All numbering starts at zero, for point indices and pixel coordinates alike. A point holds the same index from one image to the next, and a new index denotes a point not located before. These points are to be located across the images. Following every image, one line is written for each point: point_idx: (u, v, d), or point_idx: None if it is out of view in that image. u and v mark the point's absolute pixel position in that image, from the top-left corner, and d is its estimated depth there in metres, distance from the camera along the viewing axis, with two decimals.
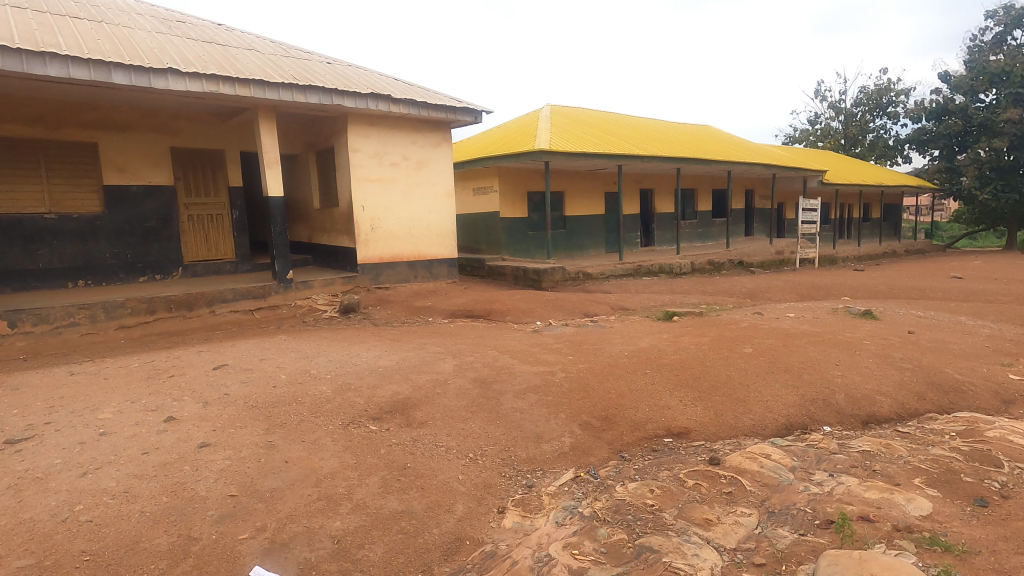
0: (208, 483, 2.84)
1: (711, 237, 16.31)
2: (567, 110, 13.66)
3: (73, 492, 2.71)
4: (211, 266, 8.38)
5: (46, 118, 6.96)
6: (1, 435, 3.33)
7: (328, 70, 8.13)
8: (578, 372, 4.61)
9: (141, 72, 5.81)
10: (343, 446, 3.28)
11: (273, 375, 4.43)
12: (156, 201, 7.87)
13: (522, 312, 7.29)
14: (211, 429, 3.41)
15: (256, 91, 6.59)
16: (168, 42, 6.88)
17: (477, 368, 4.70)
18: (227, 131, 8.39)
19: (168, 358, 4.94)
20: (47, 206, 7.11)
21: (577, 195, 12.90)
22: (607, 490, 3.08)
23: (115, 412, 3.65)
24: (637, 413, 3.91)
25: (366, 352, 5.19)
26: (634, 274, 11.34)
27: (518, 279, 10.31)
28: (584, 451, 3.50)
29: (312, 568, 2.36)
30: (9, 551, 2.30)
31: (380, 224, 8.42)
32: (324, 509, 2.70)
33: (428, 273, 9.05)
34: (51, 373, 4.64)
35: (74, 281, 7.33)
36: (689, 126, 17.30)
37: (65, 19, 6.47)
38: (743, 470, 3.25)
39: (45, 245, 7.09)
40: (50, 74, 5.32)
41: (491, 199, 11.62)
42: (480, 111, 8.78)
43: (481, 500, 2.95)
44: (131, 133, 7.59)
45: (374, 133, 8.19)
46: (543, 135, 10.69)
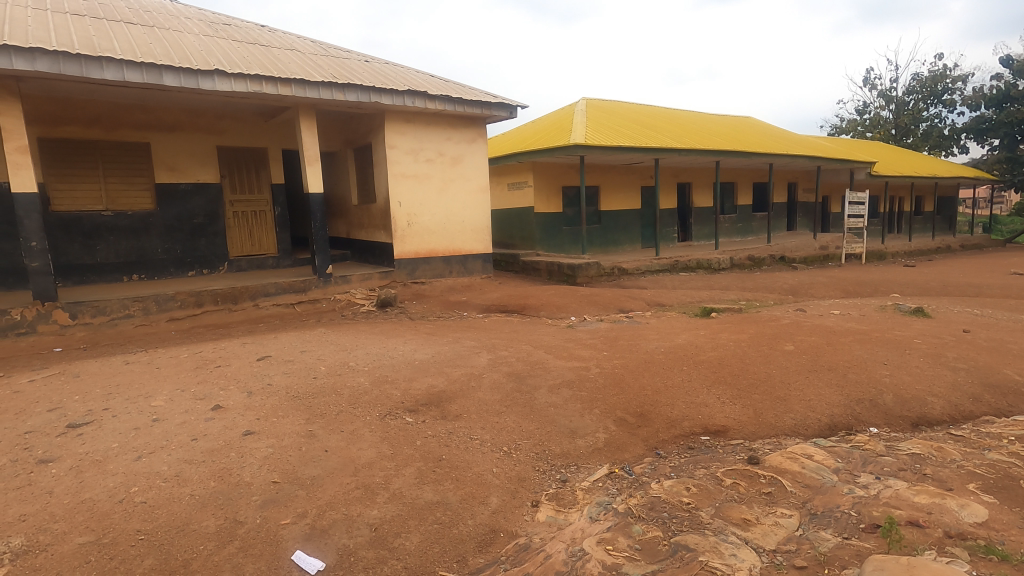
0: (252, 469, 2.94)
1: (752, 232, 15.89)
2: (603, 103, 13.50)
3: (128, 475, 2.86)
4: (254, 260, 8.65)
5: (103, 120, 7.33)
6: (64, 419, 3.53)
7: (366, 68, 8.25)
8: (613, 368, 4.57)
9: (190, 73, 6.03)
10: (380, 437, 3.35)
11: (313, 367, 4.55)
12: (204, 198, 8.18)
13: (557, 308, 7.27)
14: (255, 418, 3.53)
15: (298, 90, 6.75)
16: (215, 45, 7.13)
17: (512, 363, 4.71)
18: (269, 129, 8.63)
19: (215, 350, 5.13)
20: (104, 203, 7.49)
21: (613, 189, 12.75)
22: (642, 487, 3.06)
23: (166, 400, 3.83)
24: (673, 410, 3.86)
25: (402, 346, 5.28)
26: (670, 269, 11.16)
27: (553, 274, 10.29)
28: (618, 447, 3.47)
29: (351, 554, 2.42)
30: (72, 528, 2.44)
31: (416, 219, 8.52)
32: (362, 498, 2.77)
33: (464, 268, 9.12)
34: (108, 362, 4.90)
35: (128, 275, 7.70)
36: (729, 118, 16.85)
37: (119, 25, 6.78)
38: (784, 470, 3.17)
39: (102, 240, 7.47)
40: (106, 77, 5.59)
41: (526, 194, 11.61)
42: (515, 106, 8.76)
43: (515, 493, 2.97)
44: (180, 133, 7.90)
45: (410, 130, 8.29)
46: (578, 129, 10.59)
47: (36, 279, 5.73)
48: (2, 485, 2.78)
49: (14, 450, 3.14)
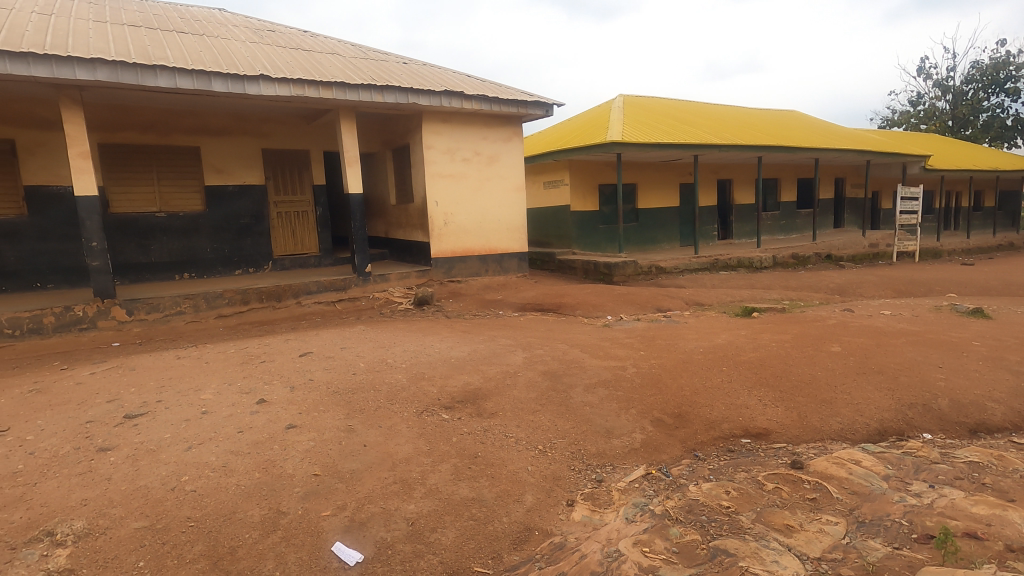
0: (294, 461, 3.03)
1: (796, 229, 15.40)
2: (640, 100, 13.29)
3: (179, 464, 2.99)
4: (297, 259, 8.91)
5: (157, 126, 7.68)
6: (121, 410, 3.73)
7: (403, 70, 8.38)
8: (650, 368, 4.50)
9: (236, 79, 6.26)
10: (417, 433, 3.40)
11: (352, 363, 4.66)
12: (250, 199, 8.48)
13: (593, 307, 7.21)
14: (297, 412, 3.63)
15: (338, 93, 6.90)
16: (260, 51, 7.37)
17: (547, 361, 4.71)
18: (311, 131, 8.87)
19: (260, 345, 5.32)
20: (158, 205, 7.86)
21: (651, 187, 12.55)
22: (679, 489, 3.01)
23: (215, 393, 3.98)
24: (712, 411, 3.78)
25: (438, 343, 5.34)
26: (710, 268, 10.92)
27: (588, 273, 10.21)
28: (655, 448, 3.42)
29: (388, 547, 2.47)
30: (128, 513, 2.58)
31: (452, 219, 8.59)
32: (400, 493, 2.82)
33: (500, 267, 9.16)
34: (161, 356, 5.13)
35: (180, 273, 8.05)
36: (772, 112, 16.34)
37: (172, 35, 7.10)
38: (830, 476, 3.05)
39: (156, 240, 7.83)
40: (159, 85, 5.85)
41: (562, 193, 11.57)
42: (551, 103, 8.73)
43: (550, 492, 2.96)
44: (228, 137, 8.20)
45: (447, 130, 8.37)
46: (615, 126, 10.45)
47: (97, 277, 6.05)
48: (67, 471, 2.95)
49: (77, 437, 3.34)
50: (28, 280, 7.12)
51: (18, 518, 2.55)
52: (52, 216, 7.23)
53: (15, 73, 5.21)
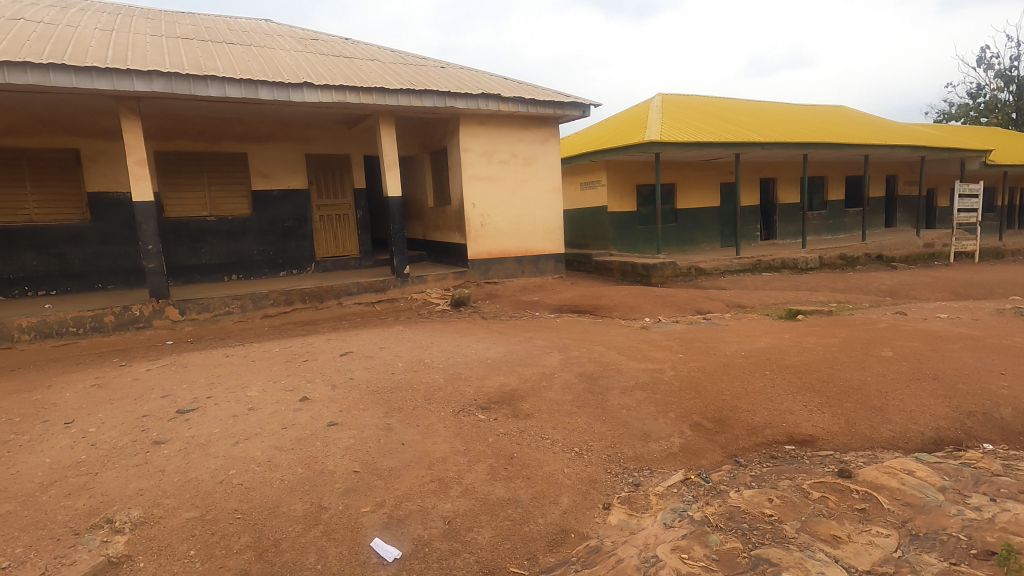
0: (335, 458, 3.11)
1: (844, 229, 14.83)
2: (679, 98, 13.06)
3: (227, 458, 3.11)
4: (339, 261, 9.14)
5: (207, 133, 8.02)
6: (174, 405, 3.91)
7: (441, 74, 8.49)
8: (689, 371, 4.41)
9: (281, 87, 6.47)
10: (453, 433, 3.44)
11: (391, 363, 4.74)
12: (293, 203, 8.75)
13: (630, 309, 7.12)
14: (338, 410, 3.73)
15: (378, 98, 7.04)
16: (304, 59, 7.60)
17: (583, 363, 4.69)
18: (352, 136, 9.09)
19: (303, 345, 5.48)
20: (208, 209, 8.21)
21: (690, 186, 12.31)
22: (720, 496, 2.94)
23: (260, 390, 4.13)
24: (754, 416, 3.68)
25: (475, 344, 5.38)
26: (752, 269, 10.63)
27: (626, 275, 10.09)
28: (694, 453, 3.35)
29: (425, 545, 2.50)
30: (180, 504, 2.70)
31: (489, 220, 8.65)
32: (436, 491, 2.85)
33: (536, 268, 9.16)
34: (211, 354, 5.35)
35: (229, 275, 8.38)
36: (818, 108, 15.77)
37: (221, 46, 7.41)
38: (880, 486, 2.92)
39: (206, 243, 8.18)
40: (210, 94, 6.11)
41: (599, 193, 11.48)
42: (588, 104, 8.69)
43: (586, 494, 2.94)
44: (273, 143, 8.49)
45: (484, 133, 8.44)
46: (653, 125, 10.30)
47: (152, 279, 6.36)
48: (125, 462, 3.11)
49: (134, 430, 3.52)
50: (90, 281, 7.55)
51: (81, 505, 2.71)
52: (112, 221, 7.65)
53: (79, 86, 5.53)
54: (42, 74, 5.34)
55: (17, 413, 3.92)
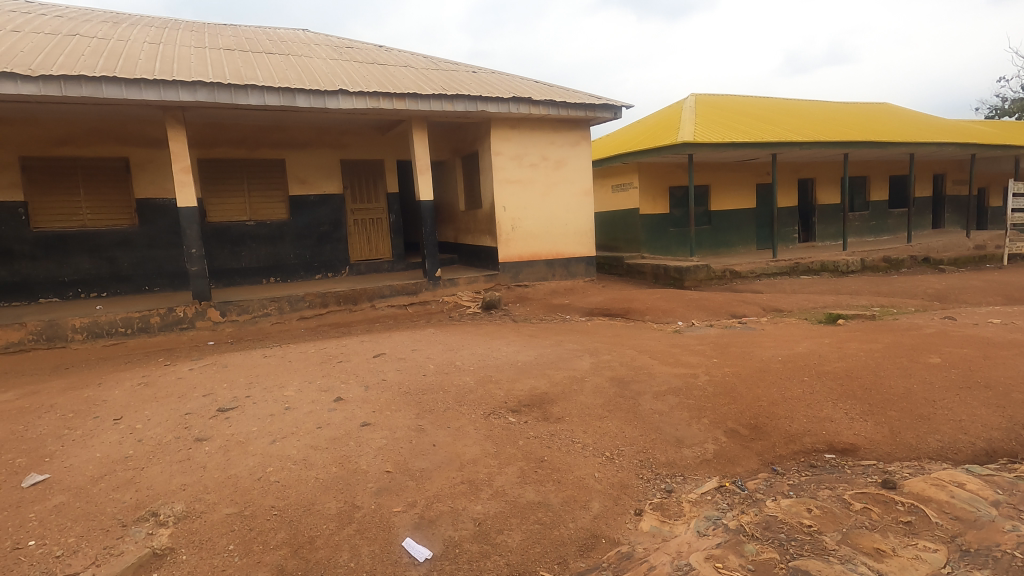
0: (368, 458, 3.16)
1: (888, 231, 14.30)
2: (714, 98, 12.84)
3: (264, 456, 3.19)
4: (372, 264, 9.30)
5: (248, 141, 8.28)
6: (215, 404, 4.04)
7: (473, 78, 8.57)
8: (723, 376, 4.32)
9: (318, 94, 6.63)
10: (484, 435, 3.46)
11: (423, 365, 4.80)
12: (329, 207, 8.95)
13: (662, 313, 7.03)
14: (371, 411, 3.79)
15: (411, 103, 7.15)
16: (339, 67, 7.78)
17: (615, 367, 4.64)
18: (386, 141, 9.25)
19: (338, 346, 5.59)
20: (248, 214, 8.47)
21: (725, 188, 12.07)
22: (756, 504, 2.86)
23: (297, 390, 4.23)
24: (792, 423, 3.57)
25: (506, 347, 5.39)
26: (789, 272, 10.36)
27: (658, 278, 9.95)
28: (729, 460, 3.28)
29: (456, 546, 2.52)
30: (220, 500, 2.79)
31: (520, 224, 8.67)
32: (467, 493, 2.87)
33: (567, 271, 9.12)
34: (250, 354, 5.52)
35: (267, 278, 8.62)
36: (859, 105, 15.27)
37: (261, 56, 7.65)
38: (928, 498, 2.80)
39: (246, 247, 8.44)
40: (250, 102, 6.31)
41: (631, 196, 11.37)
42: (620, 106, 8.63)
43: (618, 500, 2.91)
44: (310, 149, 8.71)
45: (515, 137, 8.47)
46: (686, 126, 10.15)
47: (195, 281, 6.60)
48: (169, 458, 3.23)
49: (178, 427, 3.65)
50: (138, 284, 7.88)
51: (128, 498, 2.82)
52: (159, 226, 7.96)
53: (129, 97, 5.79)
54: (95, 86, 5.62)
55: (71, 409, 4.12)
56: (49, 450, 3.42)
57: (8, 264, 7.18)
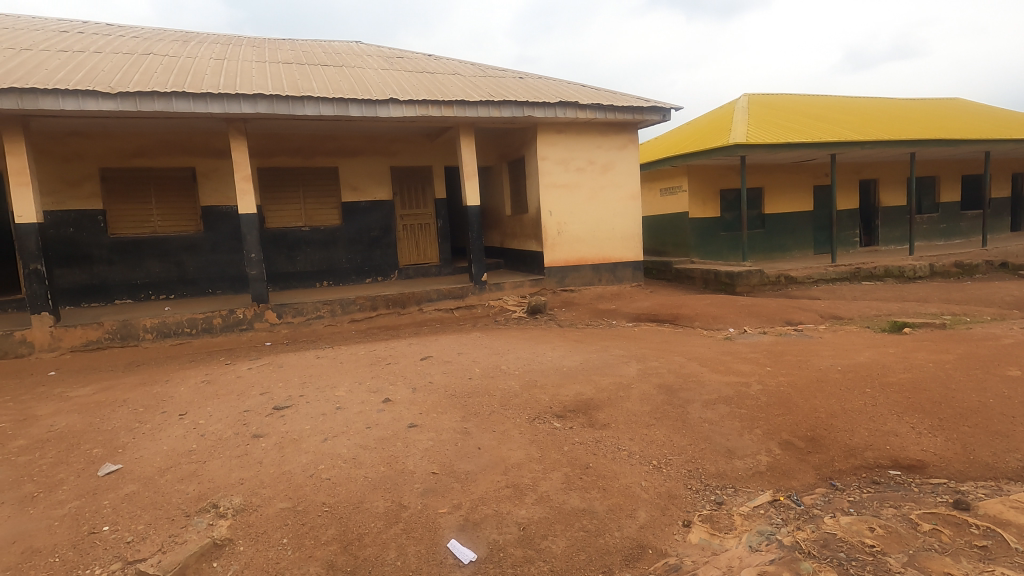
0: (415, 459, 3.22)
1: (959, 234, 13.43)
2: (768, 98, 12.42)
3: (317, 454, 3.31)
4: (420, 269, 9.47)
5: (303, 150, 8.62)
6: (271, 402, 4.21)
7: (520, 84, 8.62)
8: (777, 385, 4.16)
9: (369, 104, 6.83)
10: (529, 440, 3.45)
11: (468, 368, 4.85)
12: (379, 213, 9.19)
13: (713, 319, 6.84)
14: (418, 412, 3.86)
15: (459, 110, 7.25)
16: (390, 76, 8.00)
17: (662, 374, 4.55)
18: (434, 148, 9.43)
19: (386, 349, 5.73)
20: (303, 220, 8.81)
21: (780, 191, 11.64)
22: (813, 521, 2.74)
23: (347, 391, 4.36)
24: (852, 437, 3.40)
25: (551, 352, 5.38)
26: (850, 278, 9.86)
27: (708, 283, 9.68)
28: (784, 473, 3.14)
29: (500, 550, 2.52)
30: (275, 494, 2.90)
31: (566, 228, 8.64)
32: (511, 497, 2.87)
33: (614, 276, 9.01)
34: (304, 355, 5.73)
35: (321, 281, 8.93)
36: (927, 101, 14.42)
37: (316, 68, 7.96)
38: (1006, 522, 2.60)
39: (302, 252, 8.77)
40: (306, 113, 6.56)
41: (680, 199, 11.14)
42: (669, 108, 8.48)
43: (665, 510, 2.84)
44: (361, 157, 8.98)
45: (562, 141, 8.46)
46: (739, 127, 9.85)
47: (254, 285, 6.91)
48: (228, 453, 3.39)
49: (237, 424, 3.83)
50: (202, 287, 8.32)
51: (192, 490, 2.98)
52: (222, 232, 8.39)
53: (196, 110, 6.14)
54: (166, 101, 5.99)
55: (141, 404, 4.39)
56: (121, 441, 3.66)
57: (88, 268, 7.73)
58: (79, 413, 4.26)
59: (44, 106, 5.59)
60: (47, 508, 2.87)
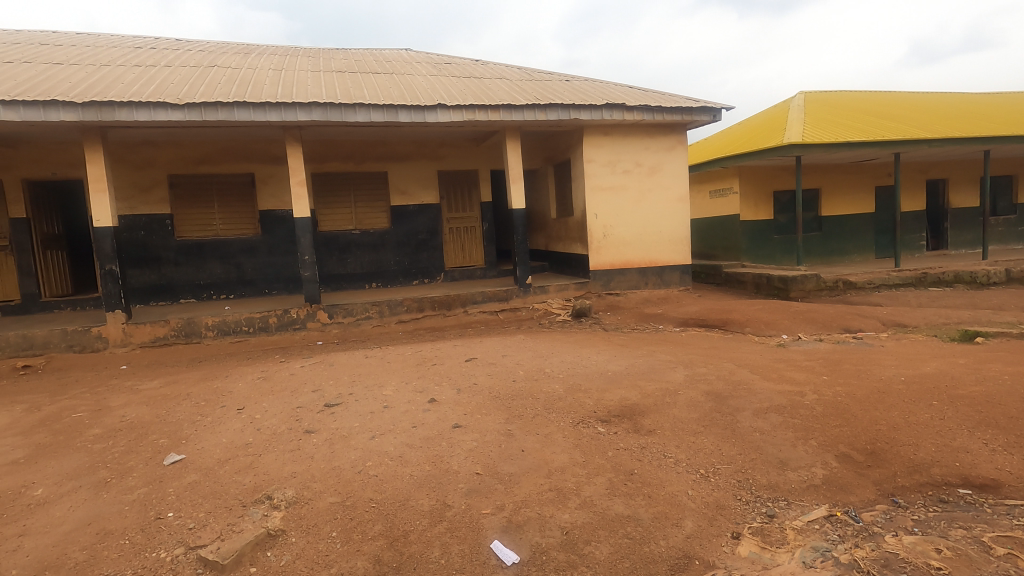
0: (459, 458, 3.26)
1: None
2: (825, 95, 11.91)
3: (365, 450, 3.40)
4: (465, 271, 9.58)
5: (354, 155, 8.88)
6: (322, 399, 4.35)
7: (566, 87, 8.61)
8: (834, 395, 3.98)
9: (418, 109, 6.98)
10: (573, 444, 3.43)
11: (512, 370, 4.87)
12: (426, 217, 9.36)
13: (765, 325, 6.61)
14: (462, 413, 3.91)
15: (505, 114, 7.30)
16: (438, 82, 8.15)
17: (710, 380, 4.43)
18: (480, 152, 9.53)
19: (432, 350, 5.82)
20: (354, 223, 9.08)
21: (838, 192, 11.14)
22: (873, 539, 2.60)
23: (394, 390, 4.46)
24: (917, 451, 3.22)
25: (596, 356, 5.33)
26: (915, 284, 9.33)
27: (760, 288, 9.34)
28: (841, 487, 3.00)
29: (543, 553, 2.52)
30: (325, 489, 3.00)
31: (612, 231, 8.54)
32: (555, 500, 2.87)
33: (661, 280, 8.85)
34: (353, 355, 5.89)
35: (370, 283, 9.18)
36: (1003, 95, 13.48)
37: (368, 76, 8.20)
38: None
39: (352, 254, 9.04)
40: (358, 119, 6.76)
41: (731, 201, 10.83)
42: (720, 108, 8.26)
43: (713, 521, 2.77)
44: (410, 161, 9.18)
45: (608, 143, 8.39)
46: (794, 127, 9.49)
47: (307, 286, 7.17)
48: (282, 447, 3.53)
49: (291, 419, 3.98)
50: (259, 287, 8.70)
51: (248, 481, 3.12)
52: (278, 235, 8.75)
53: (255, 119, 6.43)
54: (228, 111, 6.30)
55: (202, 398, 4.63)
56: (185, 433, 3.87)
57: (157, 268, 8.23)
58: (147, 405, 4.54)
59: (119, 117, 5.99)
60: (118, 493, 3.07)
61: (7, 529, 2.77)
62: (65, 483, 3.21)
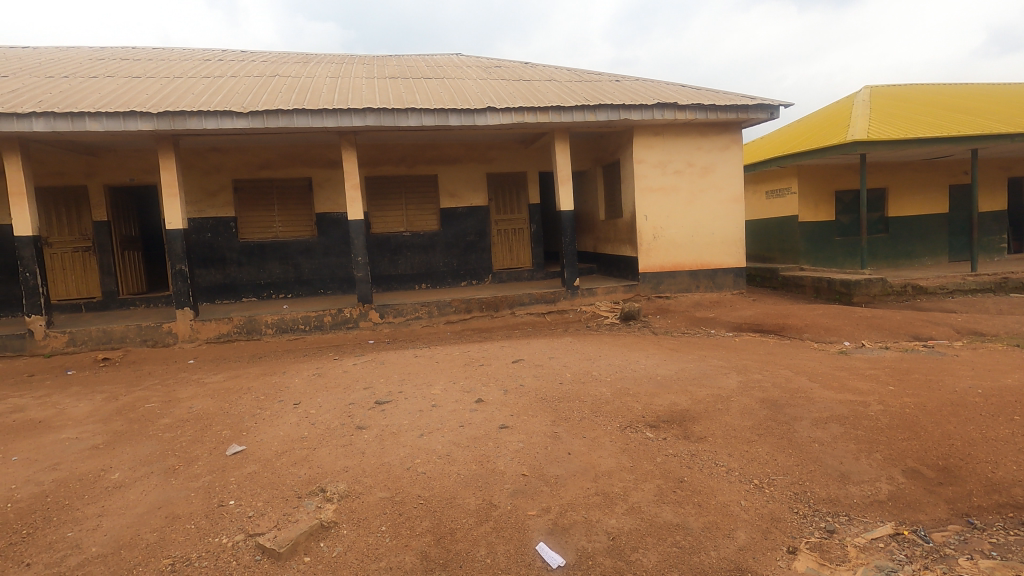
0: (505, 459, 3.28)
1: None
2: (893, 89, 11.27)
3: (414, 448, 3.47)
4: (513, 273, 9.62)
5: (405, 158, 9.09)
6: (373, 396, 4.47)
7: (616, 87, 8.52)
8: (901, 406, 3.75)
9: (468, 113, 7.07)
10: (620, 448, 3.39)
11: (559, 372, 4.85)
12: (475, 219, 9.47)
13: (825, 331, 6.31)
14: (509, 414, 3.93)
15: (554, 116, 7.29)
16: (488, 85, 8.23)
17: (766, 388, 4.26)
18: (528, 153, 9.55)
19: (479, 350, 5.88)
20: (404, 225, 9.29)
21: (907, 191, 10.52)
22: (945, 562, 2.43)
23: (442, 390, 4.52)
24: (995, 469, 2.99)
25: (645, 360, 5.24)
26: (994, 289, 8.68)
27: (820, 292, 8.92)
28: (909, 504, 2.83)
29: (589, 558, 2.50)
30: (375, 484, 3.07)
31: (662, 232, 8.37)
32: (601, 505, 2.84)
33: (713, 283, 8.60)
34: (403, 354, 6.02)
35: (419, 284, 9.36)
36: None
37: (420, 81, 8.37)
38: None
39: (403, 255, 9.24)
40: (409, 123, 6.91)
41: (789, 202, 10.41)
42: (777, 105, 7.96)
43: (767, 533, 2.66)
44: (459, 164, 9.31)
45: (659, 143, 8.23)
46: (859, 123, 9.03)
47: (360, 286, 7.38)
48: (335, 442, 3.65)
49: (344, 415, 4.11)
50: (315, 287, 9.03)
51: (303, 474, 3.24)
52: (333, 237, 9.06)
53: (312, 125, 6.69)
54: (288, 118, 6.58)
55: (262, 393, 4.85)
56: (246, 425, 4.07)
57: (221, 268, 8.68)
58: (212, 398, 4.80)
59: (190, 126, 6.37)
60: (186, 480, 3.26)
61: (88, 509, 2.99)
62: (139, 468, 3.44)
